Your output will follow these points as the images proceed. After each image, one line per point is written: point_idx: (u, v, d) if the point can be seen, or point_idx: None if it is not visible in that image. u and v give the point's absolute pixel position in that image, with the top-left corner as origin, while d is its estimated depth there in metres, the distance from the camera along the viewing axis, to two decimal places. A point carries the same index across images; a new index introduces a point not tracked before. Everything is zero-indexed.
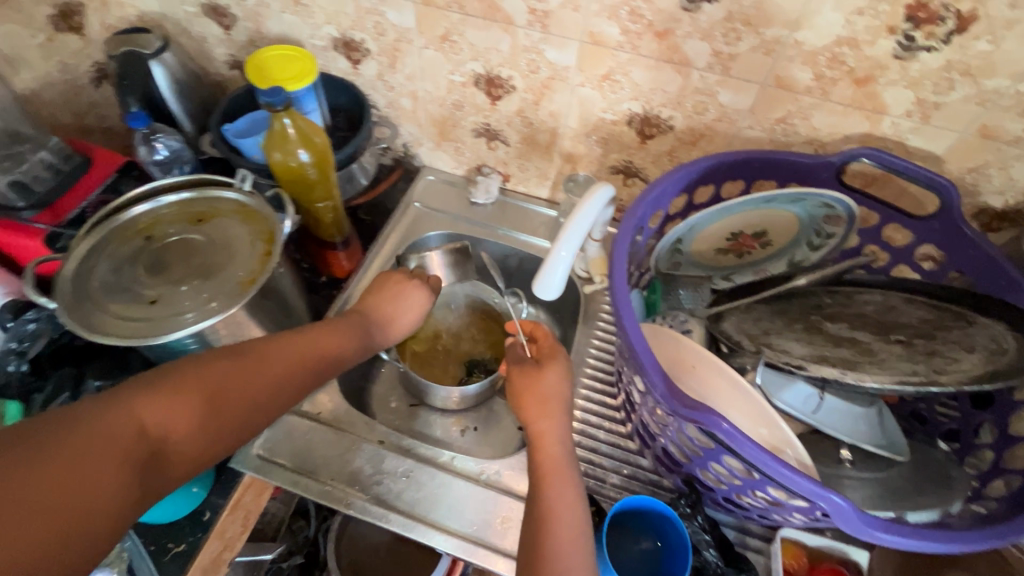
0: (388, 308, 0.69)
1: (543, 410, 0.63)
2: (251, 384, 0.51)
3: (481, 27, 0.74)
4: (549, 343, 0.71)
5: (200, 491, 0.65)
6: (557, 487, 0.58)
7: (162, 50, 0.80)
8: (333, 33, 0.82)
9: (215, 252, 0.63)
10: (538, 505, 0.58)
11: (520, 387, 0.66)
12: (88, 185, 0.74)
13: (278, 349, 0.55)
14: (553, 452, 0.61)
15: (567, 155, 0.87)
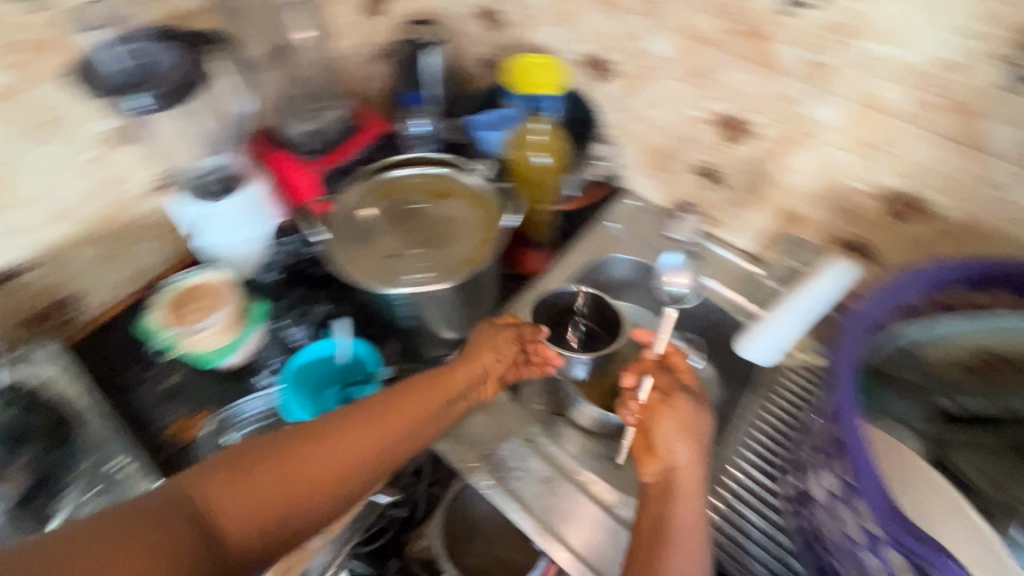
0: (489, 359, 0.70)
1: (689, 444, 0.59)
2: (324, 462, 0.55)
3: (743, 69, 0.73)
4: (687, 366, 0.68)
5: None
6: (688, 541, 0.54)
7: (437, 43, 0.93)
8: (589, 50, 0.87)
9: (446, 227, 0.70)
10: (667, 546, 0.53)
11: (667, 410, 0.61)
12: (355, 146, 0.87)
13: (356, 426, 0.58)
14: (689, 509, 0.56)
15: (790, 214, 0.81)
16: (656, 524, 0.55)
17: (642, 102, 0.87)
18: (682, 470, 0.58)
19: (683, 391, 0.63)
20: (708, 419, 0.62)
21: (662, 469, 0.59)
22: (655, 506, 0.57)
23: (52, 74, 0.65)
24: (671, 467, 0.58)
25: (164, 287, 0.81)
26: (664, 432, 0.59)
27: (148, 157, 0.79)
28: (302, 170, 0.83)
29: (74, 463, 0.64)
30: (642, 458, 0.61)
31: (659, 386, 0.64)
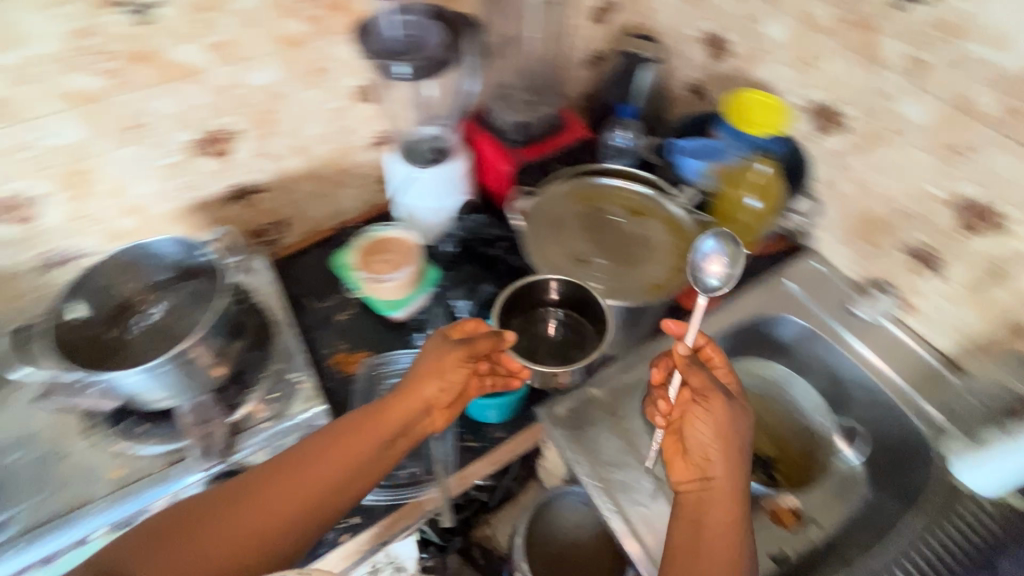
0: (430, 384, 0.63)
1: (722, 447, 0.59)
2: (258, 514, 0.54)
3: (1016, 155, 0.64)
4: (719, 360, 0.67)
5: (494, 417, 0.75)
6: (724, 549, 0.55)
7: (652, 59, 0.94)
8: (820, 98, 0.82)
9: (640, 247, 0.70)
10: (707, 551, 0.55)
11: (699, 412, 0.61)
12: (554, 145, 0.90)
13: (288, 475, 0.56)
14: (727, 513, 0.57)
15: (1020, 327, 0.71)
16: (694, 529, 0.57)
17: (867, 164, 0.80)
18: (719, 477, 0.59)
19: (719, 391, 0.61)
20: (744, 419, 0.61)
21: (698, 475, 0.60)
22: (691, 509, 0.59)
23: (332, 31, 0.74)
24: (707, 474, 0.60)
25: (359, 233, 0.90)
26: (699, 437, 0.61)
27: (376, 116, 0.87)
28: (503, 155, 0.87)
29: (262, 364, 0.73)
30: (678, 461, 0.63)
31: (693, 386, 0.62)
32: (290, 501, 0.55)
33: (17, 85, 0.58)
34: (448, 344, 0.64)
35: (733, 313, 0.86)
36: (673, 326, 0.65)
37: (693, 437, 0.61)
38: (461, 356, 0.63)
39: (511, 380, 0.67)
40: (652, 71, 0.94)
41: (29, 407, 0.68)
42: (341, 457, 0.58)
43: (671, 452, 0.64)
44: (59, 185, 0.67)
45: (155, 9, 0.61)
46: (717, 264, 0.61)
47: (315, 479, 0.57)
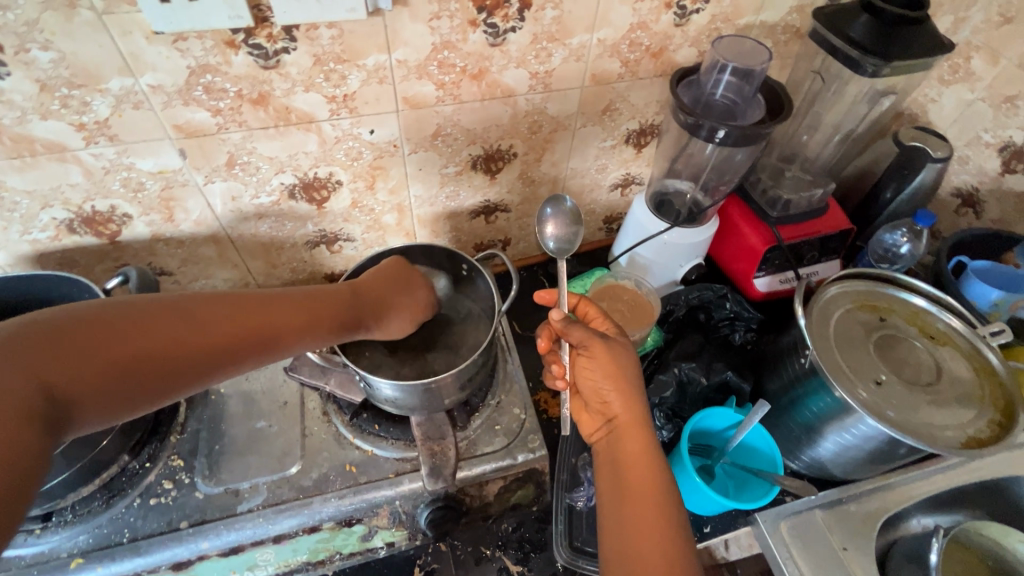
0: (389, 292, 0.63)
1: (614, 387, 0.60)
2: (293, 314, 0.52)
3: None
4: (596, 315, 0.68)
5: (701, 509, 0.71)
6: (638, 476, 0.54)
7: (943, 159, 0.78)
8: None
9: (938, 381, 0.62)
10: (623, 495, 0.54)
11: (586, 362, 0.62)
12: (813, 227, 0.81)
13: (272, 309, 0.50)
14: (635, 446, 0.57)
15: None
16: (615, 477, 0.56)
17: None
18: (620, 413, 0.59)
19: (597, 335, 0.61)
20: (631, 354, 0.62)
21: (604, 418, 0.62)
22: (607, 452, 0.59)
23: (639, 75, 0.72)
24: (610, 416, 0.61)
25: (584, 274, 0.90)
26: (593, 385, 0.62)
27: (633, 160, 0.85)
28: (762, 233, 0.80)
29: (490, 391, 0.73)
30: (585, 414, 0.65)
31: (574, 341, 0.62)
32: (253, 318, 0.49)
33: (369, 83, 0.60)
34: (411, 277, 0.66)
35: (988, 467, 0.76)
36: (542, 296, 0.68)
37: (587, 382, 0.62)
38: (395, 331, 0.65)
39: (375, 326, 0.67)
40: (936, 172, 0.78)
41: (277, 378, 0.72)
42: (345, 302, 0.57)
43: (578, 410, 0.66)
44: (357, 176, 0.70)
45: (508, 34, 0.61)
46: (551, 226, 0.70)
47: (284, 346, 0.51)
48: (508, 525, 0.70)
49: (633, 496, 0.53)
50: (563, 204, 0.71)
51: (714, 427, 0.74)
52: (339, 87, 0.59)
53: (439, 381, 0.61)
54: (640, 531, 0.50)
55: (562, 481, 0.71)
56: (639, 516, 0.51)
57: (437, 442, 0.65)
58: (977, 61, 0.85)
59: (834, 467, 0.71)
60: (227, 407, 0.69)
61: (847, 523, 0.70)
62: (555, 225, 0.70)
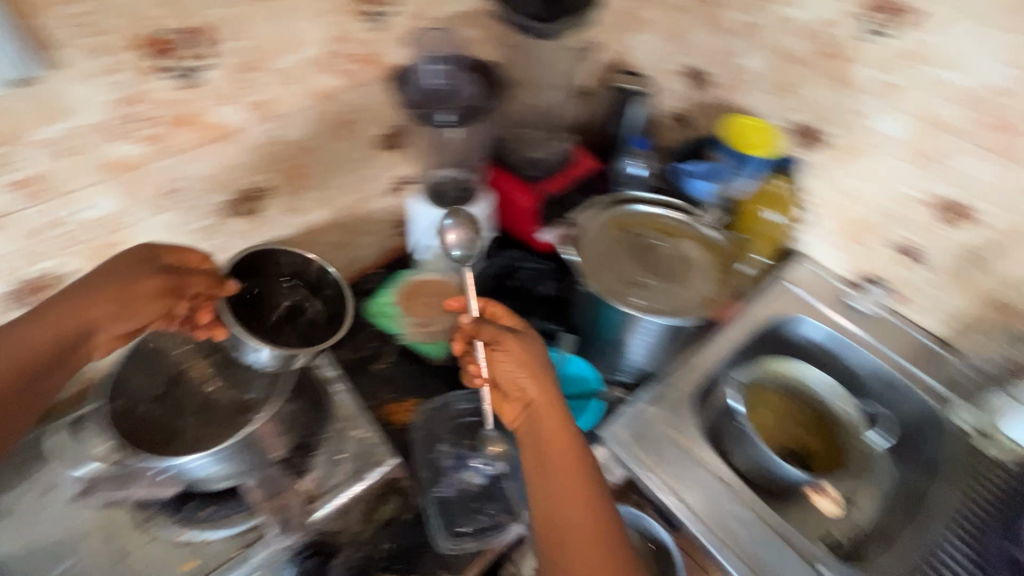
0: (123, 281, 0.58)
1: (529, 374, 0.64)
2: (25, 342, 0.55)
3: (980, 158, 0.76)
4: (504, 313, 0.73)
5: None
6: (562, 453, 0.61)
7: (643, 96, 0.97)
8: (801, 119, 0.91)
9: (682, 265, 0.76)
10: (550, 471, 0.60)
11: (501, 356, 0.66)
12: (567, 178, 0.93)
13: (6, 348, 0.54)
14: (555, 423, 0.62)
15: (998, 304, 0.82)
16: (539, 456, 0.61)
17: (849, 174, 0.90)
18: (537, 396, 0.64)
19: (509, 333, 0.66)
20: (539, 343, 0.68)
21: (521, 405, 0.65)
22: (528, 434, 0.63)
23: (364, 83, 0.75)
24: (526, 399, 0.64)
25: (390, 283, 0.91)
26: (509, 374, 0.65)
27: (395, 162, 0.88)
28: (528, 194, 0.90)
29: (319, 425, 0.71)
30: (505, 404, 0.67)
31: (487, 339, 0.66)
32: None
33: (57, 158, 0.55)
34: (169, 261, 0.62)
35: (747, 320, 0.95)
36: (452, 305, 0.75)
37: (503, 373, 0.66)
38: (164, 284, 0.60)
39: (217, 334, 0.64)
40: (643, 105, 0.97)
41: (70, 509, 0.63)
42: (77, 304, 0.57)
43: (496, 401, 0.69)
44: (90, 260, 0.63)
45: (201, 73, 0.59)
46: (453, 236, 0.79)
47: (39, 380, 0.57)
48: (387, 544, 0.67)
49: (570, 477, 0.59)
50: (461, 214, 0.79)
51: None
52: (16, 171, 0.53)
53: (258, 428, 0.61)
54: (571, 502, 0.58)
55: (425, 478, 0.73)
56: (568, 488, 0.59)
57: (279, 497, 0.64)
58: (643, 9, 1.02)
59: (647, 364, 0.83)
60: (15, 566, 0.59)
61: (669, 407, 0.83)
62: (458, 235, 0.79)
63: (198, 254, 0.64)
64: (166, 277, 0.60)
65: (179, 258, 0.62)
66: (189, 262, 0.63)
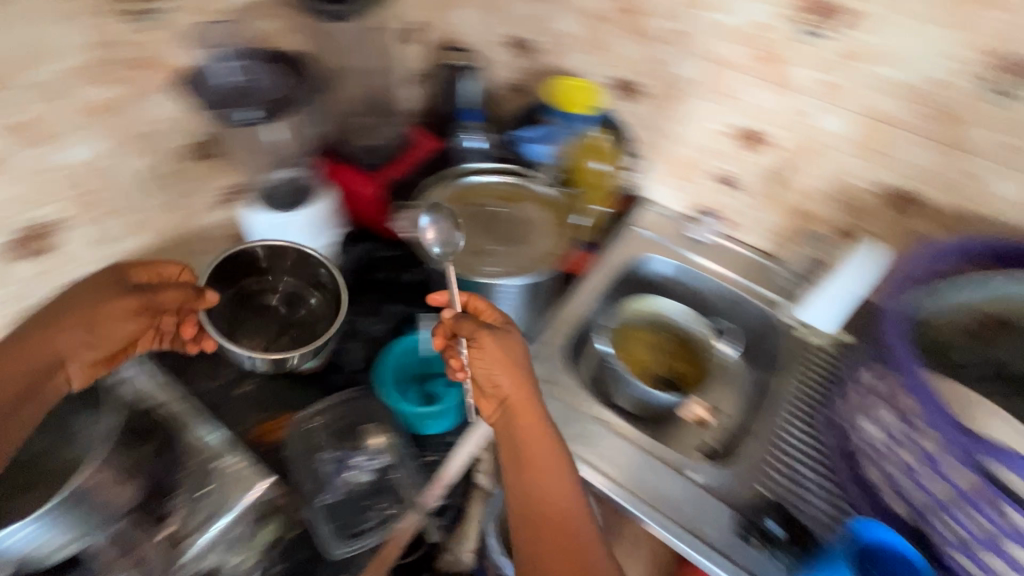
0: (95, 304, 0.63)
1: (506, 374, 0.63)
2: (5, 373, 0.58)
3: (763, 88, 0.85)
4: (485, 306, 0.69)
5: (440, 423, 0.76)
6: (537, 450, 0.62)
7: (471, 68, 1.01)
8: (617, 74, 0.98)
9: (523, 228, 0.79)
10: (528, 468, 0.62)
11: (478, 355, 0.64)
12: (407, 162, 0.93)
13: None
14: (532, 421, 0.63)
15: (801, 213, 0.94)
16: (516, 454, 0.63)
17: (666, 119, 0.98)
18: (511, 393, 0.64)
19: (484, 331, 0.64)
20: (517, 340, 0.66)
21: (497, 401, 0.65)
22: (505, 432, 0.65)
23: (148, 91, 0.69)
24: (502, 397, 0.64)
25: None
26: (485, 373, 0.64)
27: (213, 172, 0.82)
28: (368, 182, 0.88)
29: (177, 464, 0.69)
30: (482, 400, 0.67)
31: (465, 336, 0.65)
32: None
33: None
34: (149, 274, 0.67)
35: (612, 266, 1.01)
36: (434, 300, 0.69)
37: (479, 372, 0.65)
38: (134, 302, 0.64)
39: (206, 344, 0.72)
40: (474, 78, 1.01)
41: None
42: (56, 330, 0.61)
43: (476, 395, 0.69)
44: None
45: None
46: (431, 233, 0.73)
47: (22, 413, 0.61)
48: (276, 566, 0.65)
49: (546, 475, 0.61)
50: (439, 209, 0.74)
51: (409, 357, 0.82)
52: None
53: (88, 481, 0.59)
54: (547, 497, 0.61)
55: (307, 489, 0.71)
56: (544, 485, 0.61)
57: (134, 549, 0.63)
58: None
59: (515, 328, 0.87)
60: None
61: (540, 366, 0.87)
62: (436, 231, 0.74)
63: (175, 266, 0.70)
64: (133, 297, 0.64)
65: (156, 272, 0.68)
66: (169, 273, 0.69)
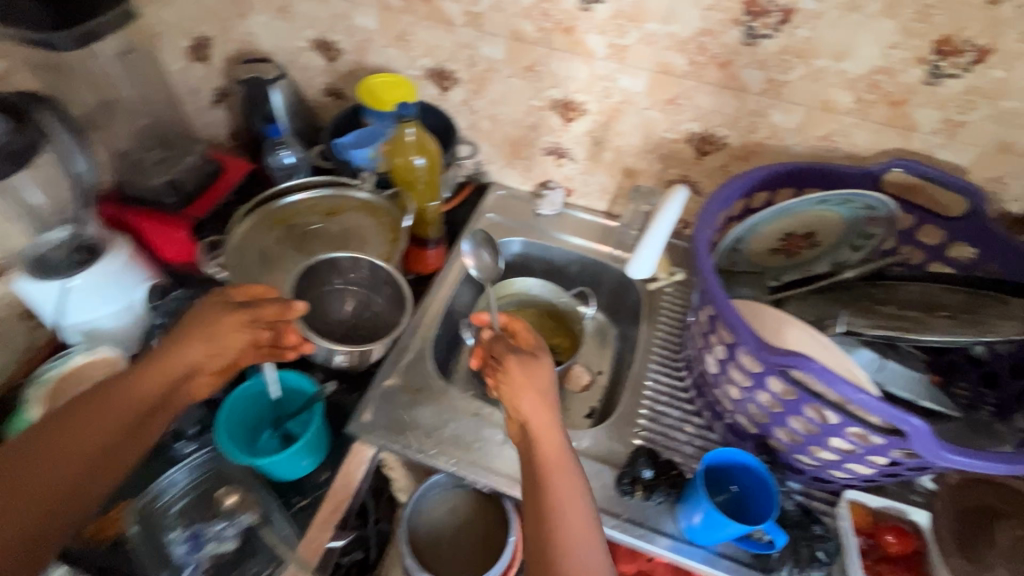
0: (220, 325, 0.63)
1: (533, 402, 0.64)
2: (111, 410, 0.59)
3: (563, 58, 0.88)
4: (524, 331, 0.74)
5: (309, 465, 0.72)
6: (558, 475, 0.61)
7: (279, 77, 0.94)
8: (430, 64, 0.97)
9: (349, 240, 0.76)
10: (546, 491, 0.60)
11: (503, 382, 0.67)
12: (220, 189, 0.86)
13: (79, 412, 0.58)
14: (553, 443, 0.63)
15: (628, 171, 0.99)
16: (535, 475, 0.61)
17: (487, 102, 0.98)
18: (531, 419, 0.64)
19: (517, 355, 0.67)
20: (550, 370, 0.68)
21: (518, 426, 0.66)
22: (525, 457, 0.64)
23: None
24: (522, 421, 0.65)
25: (29, 384, 0.73)
26: (513, 399, 0.65)
27: None
28: (177, 222, 0.80)
29: None
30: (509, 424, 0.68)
31: (495, 355, 0.69)
32: (67, 478, 0.56)
33: None
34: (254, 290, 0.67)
35: (463, 259, 1.01)
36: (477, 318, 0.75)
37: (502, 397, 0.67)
38: (239, 318, 0.63)
39: (291, 355, 0.67)
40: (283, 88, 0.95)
41: None
42: (155, 364, 0.61)
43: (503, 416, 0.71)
44: None
45: None
46: (470, 259, 0.87)
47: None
48: None
49: (567, 500, 0.59)
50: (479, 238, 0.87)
51: (256, 405, 0.74)
52: None
53: None
54: (567, 524, 0.58)
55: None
56: (562, 509, 0.59)
57: None
58: None
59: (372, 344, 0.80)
60: None
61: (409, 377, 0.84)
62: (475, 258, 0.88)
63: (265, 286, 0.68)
64: (244, 312, 0.63)
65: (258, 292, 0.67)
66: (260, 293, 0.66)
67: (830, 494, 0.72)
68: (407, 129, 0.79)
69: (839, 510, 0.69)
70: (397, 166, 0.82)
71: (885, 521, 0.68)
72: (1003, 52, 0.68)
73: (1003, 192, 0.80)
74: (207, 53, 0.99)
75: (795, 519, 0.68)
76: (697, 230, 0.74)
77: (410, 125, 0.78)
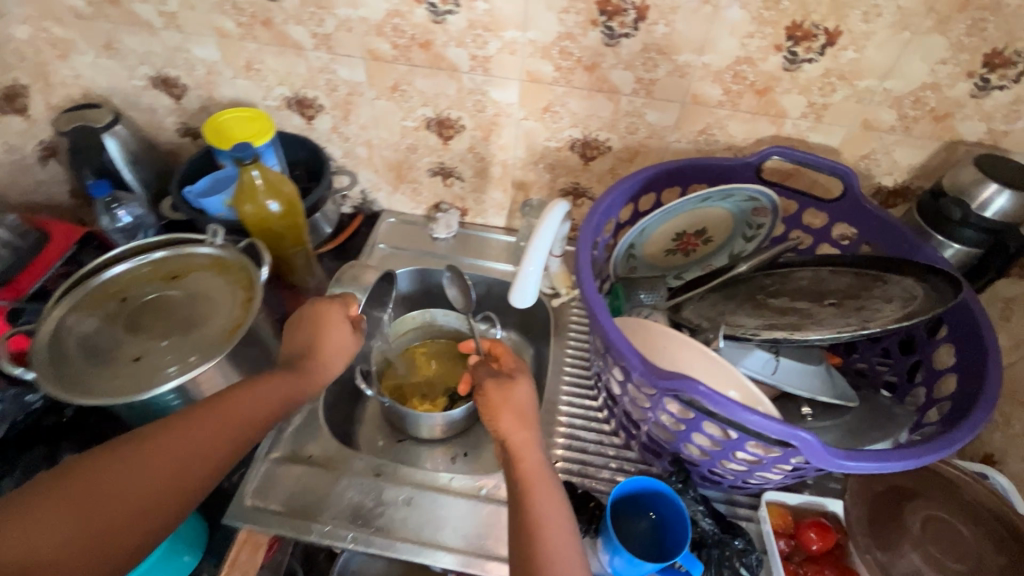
0: (324, 336, 0.67)
1: (521, 421, 0.63)
2: (237, 412, 0.58)
3: (428, 75, 0.82)
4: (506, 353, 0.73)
5: (192, 558, 0.62)
6: (539, 491, 0.57)
7: (113, 123, 0.84)
8: (286, 93, 0.88)
9: (195, 306, 0.66)
10: (525, 509, 0.56)
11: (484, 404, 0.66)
12: (45, 260, 0.74)
13: (208, 412, 0.56)
14: (532, 460, 0.60)
15: (519, 183, 0.95)
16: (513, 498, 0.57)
17: (357, 127, 0.91)
18: (512, 436, 0.62)
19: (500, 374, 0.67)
20: (532, 391, 0.67)
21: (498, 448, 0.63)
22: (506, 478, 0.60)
23: None
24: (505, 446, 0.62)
25: None
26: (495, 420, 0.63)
27: None
28: None
29: None
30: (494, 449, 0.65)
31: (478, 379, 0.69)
32: (192, 473, 0.53)
33: None
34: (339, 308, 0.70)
35: None
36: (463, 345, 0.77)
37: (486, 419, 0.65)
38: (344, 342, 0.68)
39: None
40: (122, 135, 0.85)
41: None
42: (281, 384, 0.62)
43: None
44: None
45: None
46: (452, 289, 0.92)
47: (166, 463, 0.53)
48: None
49: (547, 520, 0.55)
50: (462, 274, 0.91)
51: None
52: None
53: None
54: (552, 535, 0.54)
55: None
56: (551, 520, 0.55)
57: None
58: (55, 28, 0.84)
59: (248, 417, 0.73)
60: None
61: (299, 443, 0.76)
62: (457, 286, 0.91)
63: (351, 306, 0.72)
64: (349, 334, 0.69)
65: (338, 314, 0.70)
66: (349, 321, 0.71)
67: (751, 498, 0.70)
68: (252, 174, 0.73)
69: (759, 514, 0.66)
70: (245, 215, 0.75)
71: (805, 517, 0.66)
72: (851, 33, 0.68)
73: (875, 167, 0.81)
74: (23, 104, 0.86)
75: (716, 539, 0.63)
76: (580, 244, 0.69)
77: (255, 169, 0.73)
